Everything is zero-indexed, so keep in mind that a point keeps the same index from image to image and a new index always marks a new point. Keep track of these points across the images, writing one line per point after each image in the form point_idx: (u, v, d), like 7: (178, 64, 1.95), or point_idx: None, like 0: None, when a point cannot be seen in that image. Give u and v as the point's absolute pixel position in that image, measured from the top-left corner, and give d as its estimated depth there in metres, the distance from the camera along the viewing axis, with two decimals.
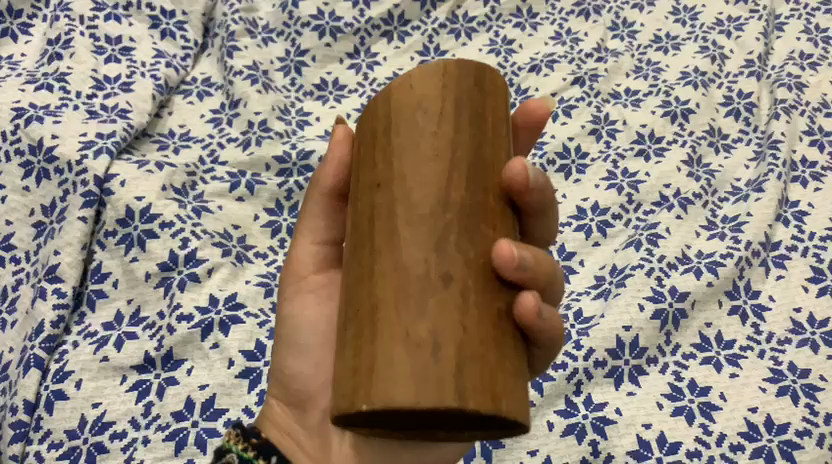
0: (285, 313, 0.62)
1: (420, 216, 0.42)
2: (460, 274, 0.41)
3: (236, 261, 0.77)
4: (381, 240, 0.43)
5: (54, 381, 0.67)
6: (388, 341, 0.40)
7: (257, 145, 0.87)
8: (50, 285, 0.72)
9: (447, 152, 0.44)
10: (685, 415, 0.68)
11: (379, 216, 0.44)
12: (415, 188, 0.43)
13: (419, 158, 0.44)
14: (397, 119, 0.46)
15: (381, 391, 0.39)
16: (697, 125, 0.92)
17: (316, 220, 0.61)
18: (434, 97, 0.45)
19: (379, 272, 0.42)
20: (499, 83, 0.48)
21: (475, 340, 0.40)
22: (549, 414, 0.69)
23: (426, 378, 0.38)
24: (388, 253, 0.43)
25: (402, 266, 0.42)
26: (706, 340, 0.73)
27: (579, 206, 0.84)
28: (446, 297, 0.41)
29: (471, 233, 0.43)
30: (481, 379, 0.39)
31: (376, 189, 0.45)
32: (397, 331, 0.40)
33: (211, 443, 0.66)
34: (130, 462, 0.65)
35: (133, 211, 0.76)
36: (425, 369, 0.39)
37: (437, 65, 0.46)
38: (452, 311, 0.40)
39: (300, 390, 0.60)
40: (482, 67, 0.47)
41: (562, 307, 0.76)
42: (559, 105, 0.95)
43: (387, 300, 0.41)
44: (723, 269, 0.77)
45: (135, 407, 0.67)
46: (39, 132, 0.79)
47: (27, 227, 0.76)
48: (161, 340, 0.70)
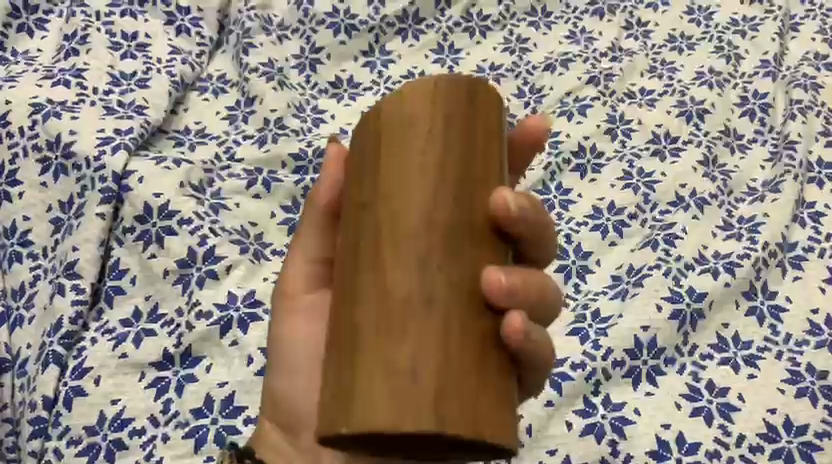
0: (278, 332, 0.63)
1: (408, 237, 0.43)
2: (444, 297, 0.41)
3: (255, 258, 0.77)
4: (367, 259, 0.43)
5: (73, 378, 0.68)
6: (369, 362, 0.40)
7: (273, 143, 0.87)
8: (69, 282, 0.72)
9: (436, 172, 0.44)
10: (704, 416, 0.68)
11: (365, 235, 0.44)
12: (402, 208, 0.43)
13: (408, 177, 0.44)
14: (388, 138, 0.46)
15: (362, 414, 0.39)
16: (713, 125, 0.92)
17: (309, 239, 0.62)
18: (425, 116, 0.46)
19: (366, 290, 0.42)
20: (491, 103, 0.49)
21: (457, 364, 0.40)
22: (568, 414, 0.69)
23: (406, 403, 0.39)
24: (373, 273, 0.42)
25: (386, 286, 0.42)
26: (724, 341, 0.73)
27: (596, 205, 0.84)
28: (427, 321, 0.41)
29: (457, 256, 0.43)
30: (462, 405, 0.39)
31: (363, 207, 0.45)
32: (381, 353, 0.40)
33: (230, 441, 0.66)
34: (149, 459, 0.65)
35: (151, 208, 0.76)
36: (406, 394, 0.39)
37: (429, 85, 0.47)
38: (435, 331, 0.40)
39: (292, 410, 0.61)
40: (474, 86, 0.48)
41: (580, 306, 0.75)
42: (575, 104, 0.94)
43: (370, 321, 0.41)
44: (741, 270, 0.76)
45: (154, 404, 0.68)
46: (57, 129, 0.80)
47: (44, 222, 0.76)
48: (180, 337, 0.71)
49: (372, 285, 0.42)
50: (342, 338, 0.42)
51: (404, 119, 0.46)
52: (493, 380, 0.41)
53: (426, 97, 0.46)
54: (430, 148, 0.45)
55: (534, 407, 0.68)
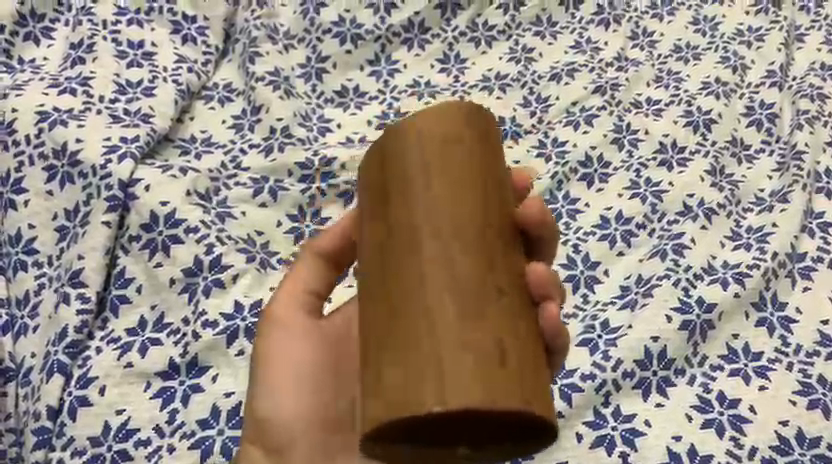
0: (270, 348, 0.63)
1: (475, 235, 0.45)
2: (510, 291, 0.45)
3: (261, 267, 0.76)
4: (414, 264, 0.45)
5: (78, 387, 0.67)
6: (451, 347, 0.41)
7: (279, 152, 0.86)
8: (74, 290, 0.71)
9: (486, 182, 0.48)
10: (715, 428, 0.68)
11: (410, 240, 0.45)
12: (466, 210, 0.46)
13: (463, 184, 0.47)
14: (439, 147, 0.48)
15: (459, 393, 0.40)
16: (720, 135, 0.92)
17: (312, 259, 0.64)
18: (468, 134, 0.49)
19: (441, 279, 0.44)
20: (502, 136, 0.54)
21: (527, 353, 0.43)
22: (577, 425, 0.68)
23: (499, 382, 0.41)
24: (443, 266, 0.44)
25: (442, 284, 0.43)
26: (734, 352, 0.72)
27: (603, 215, 0.84)
28: (501, 311, 0.43)
29: (512, 258, 0.46)
30: (538, 389, 0.43)
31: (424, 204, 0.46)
32: (458, 340, 0.42)
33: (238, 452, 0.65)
34: None
35: (158, 216, 0.76)
36: (498, 374, 0.41)
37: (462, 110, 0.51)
38: (489, 325, 0.43)
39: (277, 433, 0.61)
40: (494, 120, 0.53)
41: (588, 317, 0.74)
42: (581, 114, 0.94)
43: (448, 307, 0.43)
44: (750, 280, 0.76)
45: (160, 414, 0.67)
46: (63, 137, 0.79)
47: (49, 231, 0.76)
48: (186, 347, 0.70)
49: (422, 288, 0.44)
50: (394, 336, 0.43)
51: (433, 136, 0.49)
52: (540, 368, 0.44)
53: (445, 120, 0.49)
54: (461, 164, 0.48)
55: None
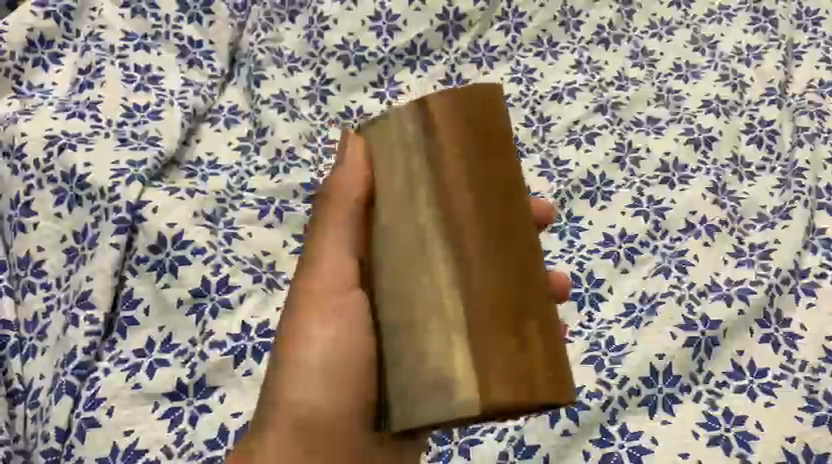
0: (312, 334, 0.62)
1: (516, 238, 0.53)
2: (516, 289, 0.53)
3: (268, 287, 0.77)
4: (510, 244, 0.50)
5: (86, 408, 0.67)
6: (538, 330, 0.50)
7: (284, 174, 0.88)
8: (82, 312, 0.72)
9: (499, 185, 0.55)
10: (721, 444, 0.68)
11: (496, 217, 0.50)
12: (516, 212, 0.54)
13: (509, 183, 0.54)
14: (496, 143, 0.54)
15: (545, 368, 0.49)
16: (721, 153, 0.93)
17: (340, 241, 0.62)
18: None
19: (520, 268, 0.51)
20: None
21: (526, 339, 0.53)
22: (584, 443, 0.68)
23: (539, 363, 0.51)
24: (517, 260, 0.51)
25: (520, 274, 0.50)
26: (739, 368, 0.73)
27: (607, 232, 0.84)
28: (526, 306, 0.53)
29: None
30: None
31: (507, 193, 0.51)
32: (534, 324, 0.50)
33: None
34: None
35: (165, 237, 0.76)
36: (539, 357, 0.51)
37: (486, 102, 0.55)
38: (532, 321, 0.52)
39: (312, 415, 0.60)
40: None
41: (594, 334, 0.75)
42: (582, 133, 0.96)
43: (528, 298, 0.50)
44: (754, 297, 0.76)
45: (168, 434, 0.67)
46: (72, 160, 0.80)
47: (57, 252, 0.77)
48: (194, 367, 0.70)
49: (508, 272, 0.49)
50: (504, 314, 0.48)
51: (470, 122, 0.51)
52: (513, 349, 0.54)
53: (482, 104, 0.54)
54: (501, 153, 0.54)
55: (550, 436, 0.68)
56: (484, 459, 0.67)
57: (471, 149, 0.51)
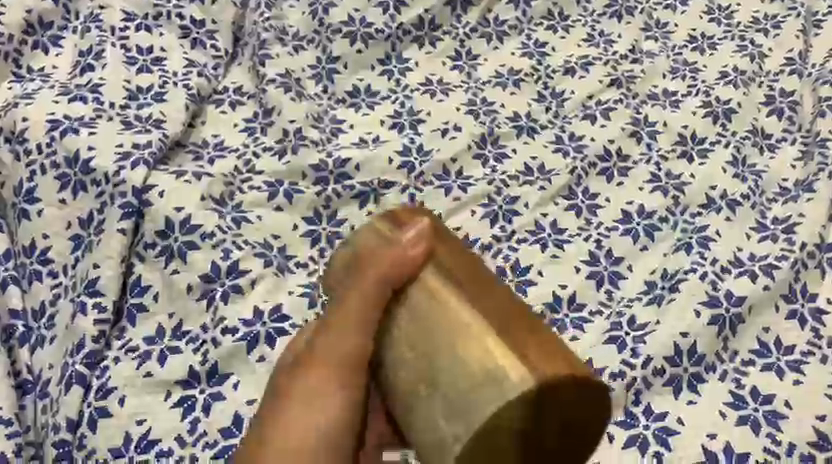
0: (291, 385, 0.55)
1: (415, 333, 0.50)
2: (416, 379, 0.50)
3: (279, 272, 0.75)
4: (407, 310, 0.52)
5: (98, 398, 0.66)
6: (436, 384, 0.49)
7: (293, 154, 0.86)
8: (91, 299, 0.70)
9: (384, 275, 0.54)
10: (751, 424, 0.64)
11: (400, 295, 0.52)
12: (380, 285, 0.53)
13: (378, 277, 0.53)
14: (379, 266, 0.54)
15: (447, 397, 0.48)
16: (740, 125, 0.91)
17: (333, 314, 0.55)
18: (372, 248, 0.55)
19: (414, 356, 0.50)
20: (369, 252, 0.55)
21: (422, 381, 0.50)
22: (608, 425, 0.64)
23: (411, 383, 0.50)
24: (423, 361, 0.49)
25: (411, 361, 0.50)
26: (765, 346, 0.70)
27: (625, 210, 0.83)
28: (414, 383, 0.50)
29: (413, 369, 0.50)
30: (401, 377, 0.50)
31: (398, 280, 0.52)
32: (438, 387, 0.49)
33: None
34: None
35: (172, 222, 0.75)
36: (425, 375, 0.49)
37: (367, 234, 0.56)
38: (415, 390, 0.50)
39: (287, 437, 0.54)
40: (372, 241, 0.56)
41: (615, 313, 0.72)
42: (596, 108, 0.94)
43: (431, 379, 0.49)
44: (779, 272, 0.74)
45: (182, 423, 0.66)
46: (75, 145, 0.79)
47: (64, 240, 0.75)
48: (206, 354, 0.69)
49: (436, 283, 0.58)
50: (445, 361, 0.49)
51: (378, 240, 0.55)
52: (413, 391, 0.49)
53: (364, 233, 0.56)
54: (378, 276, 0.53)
55: None
56: None
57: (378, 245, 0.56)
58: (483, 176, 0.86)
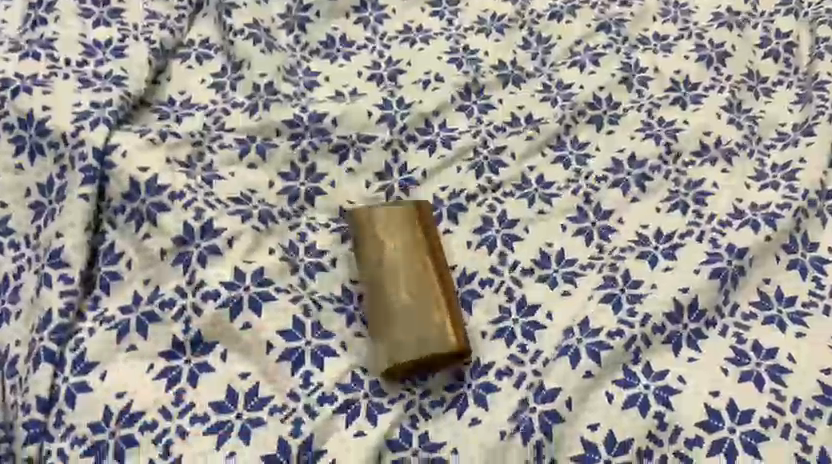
0: None
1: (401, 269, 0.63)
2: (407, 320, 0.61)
3: (260, 223, 0.69)
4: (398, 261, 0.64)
5: (75, 373, 0.61)
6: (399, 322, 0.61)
7: (264, 110, 0.81)
8: (55, 271, 0.66)
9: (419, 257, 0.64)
10: (754, 380, 0.60)
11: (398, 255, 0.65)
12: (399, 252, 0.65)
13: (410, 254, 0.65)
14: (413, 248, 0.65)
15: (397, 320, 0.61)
16: (736, 68, 0.87)
17: None
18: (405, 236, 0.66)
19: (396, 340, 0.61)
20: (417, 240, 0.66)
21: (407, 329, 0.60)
22: (607, 386, 0.60)
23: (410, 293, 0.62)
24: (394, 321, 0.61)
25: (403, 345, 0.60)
26: (767, 298, 0.67)
27: (616, 158, 0.79)
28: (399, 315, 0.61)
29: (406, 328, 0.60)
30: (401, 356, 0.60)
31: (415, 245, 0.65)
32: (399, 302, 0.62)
33: (257, 434, 0.57)
34: (167, 457, 0.57)
35: (138, 183, 0.69)
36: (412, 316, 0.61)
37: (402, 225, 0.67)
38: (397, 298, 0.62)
39: None
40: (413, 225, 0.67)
41: (606, 266, 0.69)
42: (585, 54, 0.89)
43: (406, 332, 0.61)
44: (780, 222, 0.70)
45: (165, 395, 0.60)
46: (28, 105, 0.73)
47: (24, 209, 0.70)
48: (187, 324, 0.63)
49: (414, 291, 0.62)
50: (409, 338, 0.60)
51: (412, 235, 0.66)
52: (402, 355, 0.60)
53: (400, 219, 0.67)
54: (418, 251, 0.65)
55: (572, 379, 0.60)
56: (502, 409, 0.59)
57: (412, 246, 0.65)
58: (468, 128, 0.82)
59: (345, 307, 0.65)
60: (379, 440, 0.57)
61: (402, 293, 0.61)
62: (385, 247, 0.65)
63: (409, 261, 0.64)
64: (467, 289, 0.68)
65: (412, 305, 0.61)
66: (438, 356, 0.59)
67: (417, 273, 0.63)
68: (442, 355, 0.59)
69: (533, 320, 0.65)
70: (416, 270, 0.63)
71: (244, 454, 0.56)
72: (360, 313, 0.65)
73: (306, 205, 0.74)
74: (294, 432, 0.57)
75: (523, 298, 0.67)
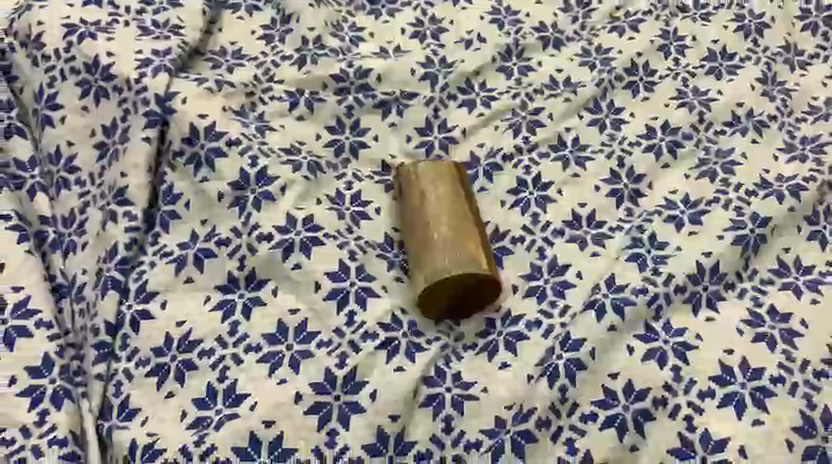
0: None
1: (444, 216, 0.68)
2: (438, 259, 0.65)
3: (310, 174, 0.73)
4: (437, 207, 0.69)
5: (138, 301, 0.67)
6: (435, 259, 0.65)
7: (312, 64, 0.84)
8: (120, 208, 0.71)
9: (459, 208, 0.69)
10: (767, 342, 0.64)
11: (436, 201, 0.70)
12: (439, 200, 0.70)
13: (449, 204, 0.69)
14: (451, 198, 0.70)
15: (433, 258, 0.65)
16: (773, 40, 0.89)
17: None
18: (446, 188, 0.70)
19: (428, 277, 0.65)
20: (455, 192, 0.71)
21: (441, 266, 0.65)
22: (629, 339, 0.64)
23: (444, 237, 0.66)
24: (428, 258, 0.65)
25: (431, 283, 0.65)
26: (785, 265, 0.70)
27: (649, 125, 0.82)
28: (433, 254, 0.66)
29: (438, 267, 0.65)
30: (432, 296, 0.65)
31: (455, 195, 0.70)
32: (435, 242, 0.66)
33: (305, 364, 0.63)
34: (224, 381, 0.62)
35: (198, 129, 0.73)
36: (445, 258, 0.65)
37: (445, 177, 0.72)
38: (432, 240, 0.66)
39: None
40: (454, 179, 0.72)
41: (635, 229, 0.72)
42: (625, 20, 0.91)
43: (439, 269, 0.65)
44: (806, 194, 0.73)
45: (221, 326, 0.65)
46: (93, 50, 0.77)
47: (89, 148, 0.75)
48: (243, 260, 0.68)
49: (452, 230, 0.66)
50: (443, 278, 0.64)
51: (453, 189, 0.71)
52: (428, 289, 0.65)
53: (442, 172, 0.72)
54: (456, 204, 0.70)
55: (597, 330, 0.64)
56: (530, 354, 0.64)
57: (455, 198, 0.70)
58: (507, 89, 0.85)
59: (387, 254, 0.70)
60: (417, 377, 0.62)
61: (446, 232, 0.66)
62: (427, 190, 0.70)
63: (449, 203, 0.69)
64: (500, 245, 0.72)
65: (450, 245, 0.65)
66: (474, 280, 0.64)
67: (455, 213, 0.68)
68: (478, 277, 0.64)
69: (563, 279, 0.69)
70: (456, 211, 0.68)
71: (295, 381, 0.62)
72: (399, 260, 0.70)
73: (351, 157, 0.78)
74: (340, 364, 0.62)
75: (554, 259, 0.71)
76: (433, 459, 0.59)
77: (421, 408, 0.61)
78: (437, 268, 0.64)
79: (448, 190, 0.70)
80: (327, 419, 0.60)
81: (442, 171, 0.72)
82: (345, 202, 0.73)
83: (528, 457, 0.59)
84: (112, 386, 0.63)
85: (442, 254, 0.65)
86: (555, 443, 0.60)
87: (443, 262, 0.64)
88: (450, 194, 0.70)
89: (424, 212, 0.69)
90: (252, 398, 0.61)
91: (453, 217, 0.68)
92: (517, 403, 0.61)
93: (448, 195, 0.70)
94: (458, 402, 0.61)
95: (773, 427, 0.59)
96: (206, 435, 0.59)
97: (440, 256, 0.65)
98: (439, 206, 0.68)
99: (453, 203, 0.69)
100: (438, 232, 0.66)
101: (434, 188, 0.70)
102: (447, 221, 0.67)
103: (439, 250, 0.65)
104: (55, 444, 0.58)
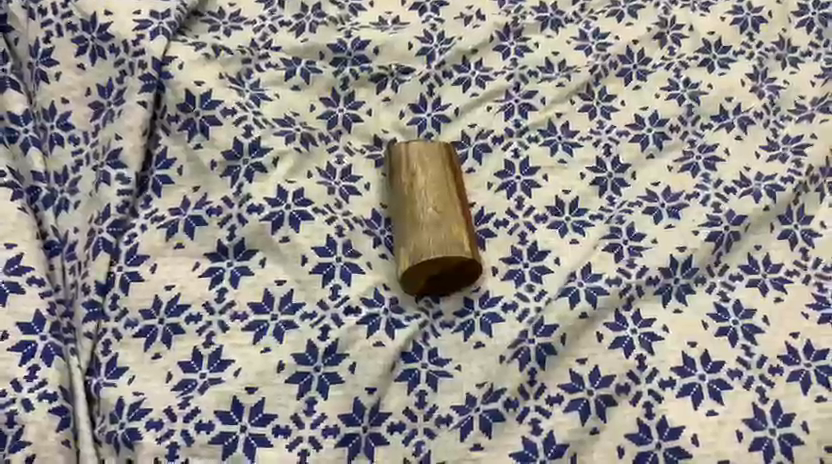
0: None
1: (431, 198, 0.70)
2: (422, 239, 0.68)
3: (302, 147, 0.75)
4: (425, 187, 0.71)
5: (128, 263, 0.69)
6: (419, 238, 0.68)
7: (311, 33, 0.85)
8: (114, 171, 0.72)
9: (446, 190, 0.71)
10: (729, 336, 0.68)
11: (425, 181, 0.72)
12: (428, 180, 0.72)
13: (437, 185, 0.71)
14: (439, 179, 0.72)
15: (417, 238, 0.68)
16: (768, 36, 0.90)
17: None
18: (436, 170, 0.73)
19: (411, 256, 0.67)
20: (444, 174, 0.73)
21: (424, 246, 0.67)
22: (599, 327, 0.67)
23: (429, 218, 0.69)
24: (413, 238, 0.68)
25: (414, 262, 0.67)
26: (755, 262, 0.73)
27: (639, 114, 0.83)
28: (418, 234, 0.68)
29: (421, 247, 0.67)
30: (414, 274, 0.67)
31: (443, 177, 0.72)
32: (420, 223, 0.68)
33: (289, 336, 0.65)
34: (209, 345, 0.65)
35: (193, 96, 0.75)
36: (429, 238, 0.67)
37: (435, 158, 0.74)
38: (418, 220, 0.69)
39: None
40: (443, 161, 0.74)
41: (615, 219, 0.75)
42: (625, 5, 0.92)
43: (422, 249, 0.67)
44: (781, 194, 0.75)
45: (210, 292, 0.68)
46: (91, 8, 0.78)
47: (84, 107, 0.76)
48: (233, 231, 0.70)
49: (438, 212, 0.69)
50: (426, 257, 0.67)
51: (442, 170, 0.73)
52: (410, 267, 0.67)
53: (432, 153, 0.74)
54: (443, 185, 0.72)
55: (569, 317, 0.67)
56: (504, 336, 0.67)
57: (444, 180, 0.72)
58: (502, 70, 0.86)
59: (373, 230, 0.72)
60: (395, 353, 0.65)
61: (432, 214, 0.69)
62: (418, 171, 0.72)
63: (437, 185, 0.71)
64: (484, 227, 0.75)
65: (434, 226, 0.68)
66: (455, 262, 0.67)
67: (443, 195, 0.70)
68: (460, 260, 0.66)
69: (541, 264, 0.72)
70: (443, 193, 0.71)
71: (278, 351, 0.65)
72: (385, 238, 0.72)
73: (344, 130, 0.80)
74: (322, 337, 0.65)
75: (535, 244, 0.73)
76: (405, 431, 0.63)
77: (397, 382, 0.65)
78: (420, 248, 0.67)
79: (437, 171, 0.72)
80: (307, 388, 0.63)
81: (432, 152, 0.74)
82: (335, 177, 0.75)
83: (495, 433, 0.63)
84: (101, 344, 0.66)
85: (426, 234, 0.67)
86: (521, 423, 0.63)
87: (426, 243, 0.67)
88: (439, 176, 0.72)
89: (412, 191, 0.71)
90: (236, 364, 0.64)
91: (440, 199, 0.70)
92: (488, 381, 0.65)
93: (436, 176, 0.72)
94: (432, 378, 0.65)
95: (725, 418, 0.63)
96: (191, 397, 0.62)
97: (424, 236, 0.67)
98: (427, 187, 0.71)
99: (441, 184, 0.71)
100: (424, 213, 0.69)
101: (423, 169, 0.72)
102: (433, 202, 0.70)
103: (424, 230, 0.68)
104: (46, 399, 0.61)
